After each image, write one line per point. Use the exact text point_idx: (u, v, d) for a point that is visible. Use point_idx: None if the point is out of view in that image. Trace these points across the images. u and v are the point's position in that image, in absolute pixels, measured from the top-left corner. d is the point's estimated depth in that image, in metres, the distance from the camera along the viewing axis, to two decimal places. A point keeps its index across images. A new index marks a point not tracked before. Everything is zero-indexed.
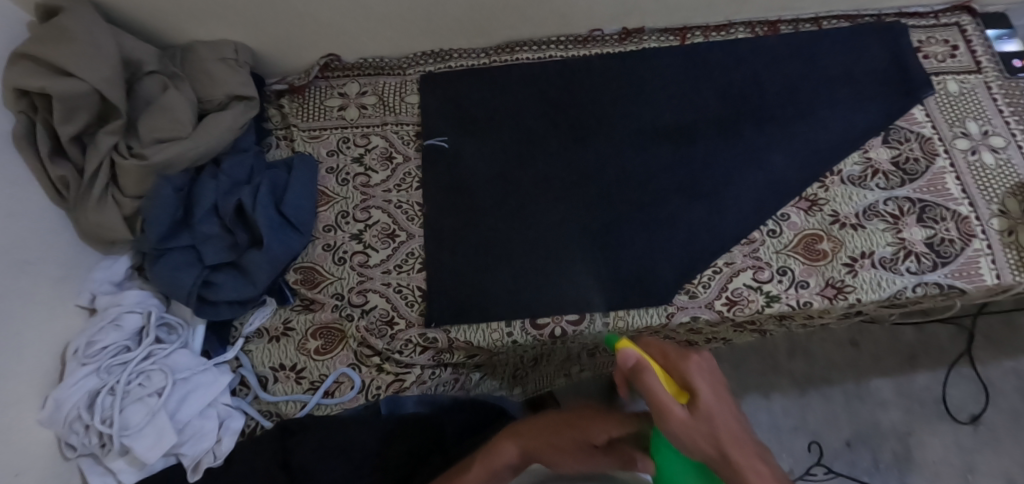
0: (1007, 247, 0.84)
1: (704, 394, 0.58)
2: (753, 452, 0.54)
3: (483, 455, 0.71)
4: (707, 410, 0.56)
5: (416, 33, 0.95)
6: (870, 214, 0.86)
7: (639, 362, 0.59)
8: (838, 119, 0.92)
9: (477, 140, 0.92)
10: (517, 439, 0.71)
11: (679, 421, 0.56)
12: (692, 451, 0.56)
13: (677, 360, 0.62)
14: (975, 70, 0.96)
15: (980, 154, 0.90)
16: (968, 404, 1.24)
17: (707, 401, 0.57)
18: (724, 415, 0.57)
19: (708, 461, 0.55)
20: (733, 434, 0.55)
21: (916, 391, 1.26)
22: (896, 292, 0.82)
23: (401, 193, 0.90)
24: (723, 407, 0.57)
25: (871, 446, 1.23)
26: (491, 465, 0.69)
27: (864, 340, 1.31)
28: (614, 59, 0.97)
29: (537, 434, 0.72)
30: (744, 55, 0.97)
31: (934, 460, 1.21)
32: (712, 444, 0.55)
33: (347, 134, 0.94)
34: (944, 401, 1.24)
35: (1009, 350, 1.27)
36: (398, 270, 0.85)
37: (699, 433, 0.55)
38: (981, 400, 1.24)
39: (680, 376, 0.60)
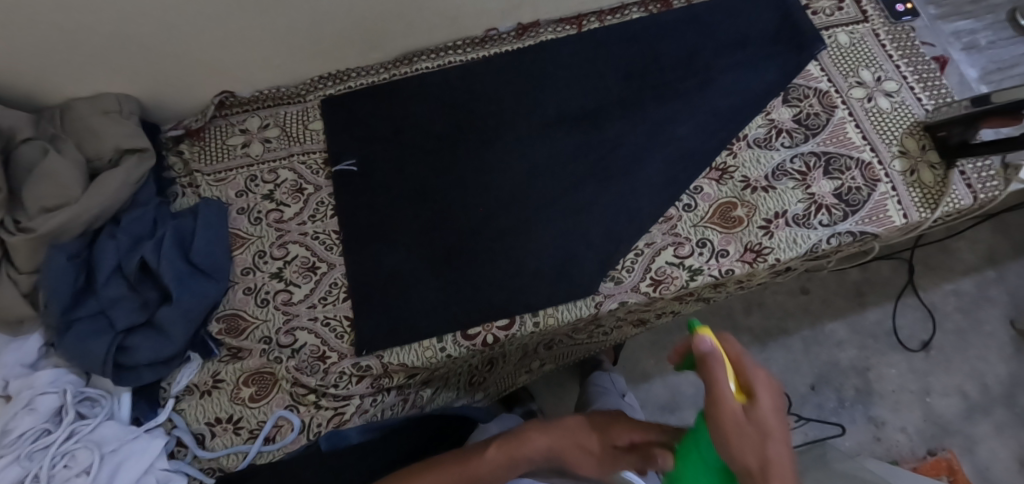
0: (911, 186, 0.88)
1: (767, 411, 0.45)
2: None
3: (510, 440, 0.67)
4: (765, 425, 0.44)
5: (309, 58, 0.93)
6: (778, 174, 0.88)
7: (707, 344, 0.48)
8: (740, 86, 0.93)
9: (387, 159, 0.91)
10: (546, 437, 0.67)
11: (728, 418, 0.45)
12: (729, 460, 0.45)
13: (747, 359, 0.49)
14: (863, 19, 0.98)
15: (876, 100, 0.93)
16: (917, 332, 1.29)
17: (769, 418, 0.45)
18: (782, 441, 0.44)
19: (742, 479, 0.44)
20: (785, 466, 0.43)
21: (869, 325, 1.31)
22: (813, 246, 0.84)
23: (316, 223, 0.88)
24: (784, 436, 0.45)
25: (835, 385, 1.27)
26: (512, 453, 0.66)
27: (814, 286, 1.34)
28: (512, 58, 0.96)
29: (570, 436, 0.68)
30: (640, 35, 0.97)
31: (894, 389, 1.26)
32: (756, 461, 0.43)
33: (254, 172, 0.92)
34: (896, 332, 1.30)
35: (945, 275, 1.34)
36: (324, 303, 0.84)
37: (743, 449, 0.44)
38: (929, 326, 1.30)
39: (748, 376, 0.48)
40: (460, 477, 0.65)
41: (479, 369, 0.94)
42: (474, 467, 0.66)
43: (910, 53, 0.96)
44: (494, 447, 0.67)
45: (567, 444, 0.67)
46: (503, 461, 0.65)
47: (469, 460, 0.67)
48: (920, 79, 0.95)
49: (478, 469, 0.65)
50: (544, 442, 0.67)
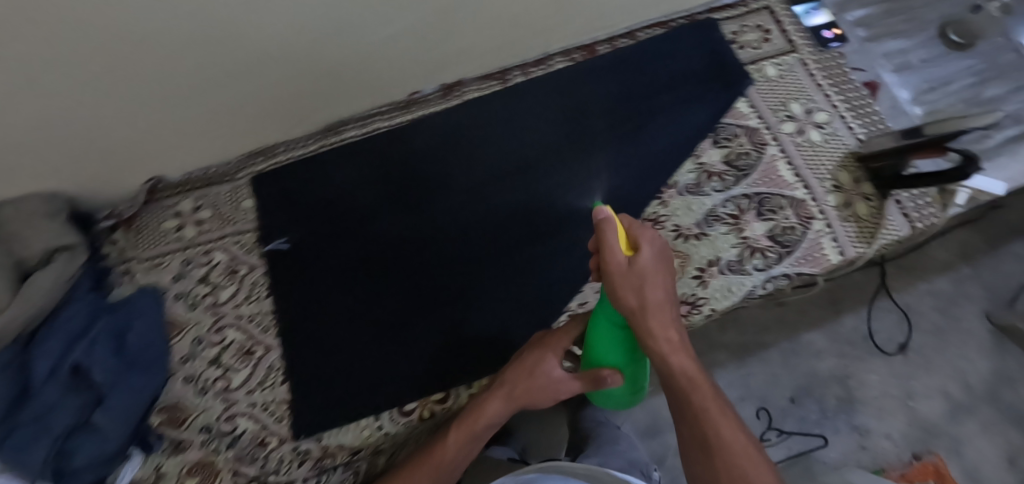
0: (847, 221, 0.87)
1: (645, 262, 0.61)
2: (671, 319, 0.62)
3: (467, 419, 0.73)
4: (643, 271, 0.61)
5: (236, 137, 0.92)
6: (710, 220, 0.87)
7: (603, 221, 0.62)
8: (669, 130, 0.93)
9: (317, 234, 0.90)
10: (498, 400, 0.73)
11: (616, 271, 0.61)
12: (617, 301, 0.62)
13: (634, 226, 0.63)
14: (791, 50, 0.98)
15: (807, 134, 0.92)
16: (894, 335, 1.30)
17: (649, 264, 0.61)
18: (656, 279, 0.61)
19: (629, 312, 0.62)
20: (659, 300, 0.61)
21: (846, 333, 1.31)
22: (748, 293, 0.83)
23: (251, 305, 0.88)
24: (660, 273, 0.62)
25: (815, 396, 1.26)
26: (472, 429, 0.73)
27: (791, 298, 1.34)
28: (439, 119, 0.95)
29: (513, 383, 0.74)
30: (567, 84, 0.96)
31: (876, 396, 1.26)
32: (636, 300, 0.61)
33: (189, 255, 0.92)
34: (873, 336, 1.30)
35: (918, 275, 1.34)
36: (262, 387, 0.84)
37: (631, 292, 0.61)
38: (904, 328, 1.30)
39: (634, 237, 0.63)
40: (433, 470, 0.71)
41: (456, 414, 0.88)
42: (441, 453, 0.72)
43: (840, 81, 0.96)
44: (453, 431, 0.73)
45: (518, 394, 0.73)
46: (466, 438, 0.72)
47: (435, 448, 0.72)
48: (851, 107, 0.94)
49: (443, 455, 0.72)
50: (501, 403, 0.73)
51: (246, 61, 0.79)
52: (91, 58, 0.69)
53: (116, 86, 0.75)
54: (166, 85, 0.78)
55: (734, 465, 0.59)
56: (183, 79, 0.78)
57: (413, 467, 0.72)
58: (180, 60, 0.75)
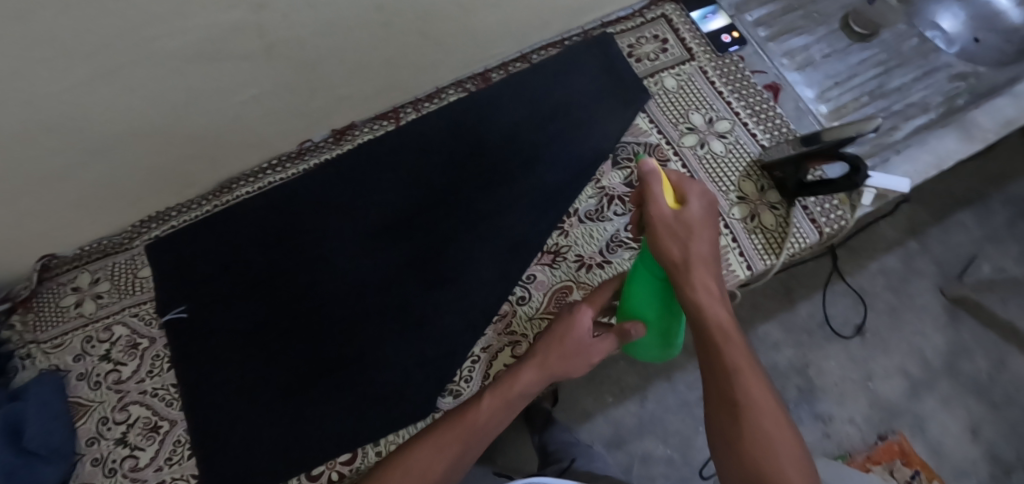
0: (753, 232, 0.85)
1: (693, 214, 0.62)
2: (712, 274, 0.62)
3: (500, 385, 0.73)
4: (690, 222, 0.62)
5: (125, 207, 0.90)
6: (613, 245, 0.85)
7: (650, 171, 0.63)
8: (567, 157, 0.91)
9: (219, 300, 0.89)
10: (532, 366, 0.73)
11: (662, 221, 0.62)
12: (658, 253, 0.63)
13: (686, 179, 0.65)
14: (689, 58, 0.95)
15: (709, 145, 0.90)
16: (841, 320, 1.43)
17: (696, 217, 0.62)
18: (702, 232, 0.62)
19: (671, 265, 0.63)
20: (705, 252, 0.62)
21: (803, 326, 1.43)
22: None
23: (155, 379, 0.86)
24: (705, 228, 0.63)
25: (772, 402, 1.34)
26: (506, 396, 0.72)
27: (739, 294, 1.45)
28: (334, 166, 0.92)
29: (547, 350, 0.73)
30: (463, 116, 0.94)
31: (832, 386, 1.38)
32: (680, 253, 0.61)
33: (89, 332, 0.89)
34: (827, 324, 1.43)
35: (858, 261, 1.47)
36: (170, 463, 0.82)
37: (674, 243, 0.62)
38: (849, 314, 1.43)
39: (683, 191, 0.65)
40: (462, 432, 0.71)
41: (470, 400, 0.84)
42: (473, 418, 0.72)
43: (740, 87, 0.93)
44: (486, 396, 0.73)
45: (551, 361, 0.72)
46: (499, 407, 0.72)
47: (465, 413, 0.72)
48: (753, 112, 0.92)
49: (475, 419, 0.72)
50: (537, 372, 0.72)
51: (110, 136, 0.76)
52: None
53: None
54: (28, 172, 0.75)
55: (755, 430, 0.57)
56: (47, 163, 0.75)
57: (441, 432, 0.72)
58: (36, 147, 0.72)
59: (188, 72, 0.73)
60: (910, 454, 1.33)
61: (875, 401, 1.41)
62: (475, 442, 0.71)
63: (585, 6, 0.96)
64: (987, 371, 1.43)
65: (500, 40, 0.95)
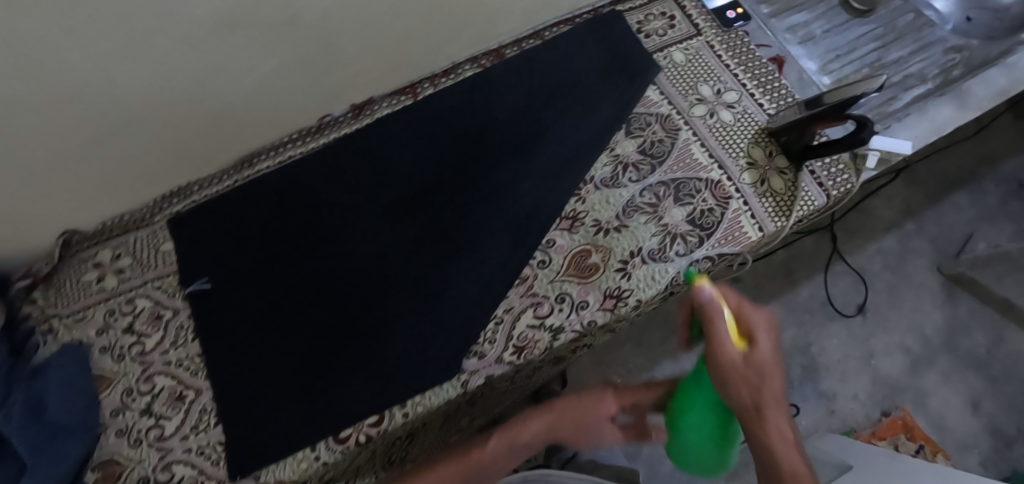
0: (763, 196, 0.88)
1: (763, 354, 0.59)
2: (787, 418, 0.57)
3: (508, 430, 0.78)
4: (761, 365, 0.58)
5: (146, 182, 0.91)
6: (629, 210, 0.87)
7: (710, 302, 0.61)
8: (582, 127, 0.93)
9: (241, 271, 0.90)
10: (544, 421, 0.78)
11: (731, 362, 0.59)
12: (729, 398, 0.59)
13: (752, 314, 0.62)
14: (696, 33, 0.98)
15: (718, 114, 0.93)
16: (847, 299, 1.50)
17: (767, 359, 0.58)
18: (774, 374, 0.58)
19: (742, 411, 0.58)
20: (779, 396, 0.57)
21: (801, 303, 1.50)
22: (673, 279, 0.83)
23: (179, 349, 0.86)
24: (777, 371, 0.59)
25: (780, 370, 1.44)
26: (511, 439, 0.77)
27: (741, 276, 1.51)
28: (353, 141, 0.94)
29: (565, 414, 0.78)
30: (479, 90, 0.96)
31: (837, 360, 1.46)
32: (752, 399, 0.57)
33: (112, 305, 0.89)
34: (829, 302, 1.49)
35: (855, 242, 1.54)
36: (196, 432, 0.82)
37: (742, 386, 0.58)
38: (848, 293, 1.50)
39: (747, 326, 0.61)
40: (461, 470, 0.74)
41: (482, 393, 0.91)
42: (478, 457, 0.75)
43: (746, 59, 0.97)
44: (494, 436, 0.77)
45: (562, 424, 0.77)
46: (502, 448, 0.77)
47: (471, 452, 0.75)
48: (759, 84, 0.95)
49: (480, 457, 0.75)
50: (546, 428, 0.78)
51: (136, 105, 0.77)
52: None
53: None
54: (53, 141, 0.76)
55: None
56: (72, 131, 0.76)
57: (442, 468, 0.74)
58: (63, 114, 0.73)
59: (214, 41, 0.75)
60: (914, 429, 1.37)
61: (877, 378, 1.44)
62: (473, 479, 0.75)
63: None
64: (985, 348, 1.46)
65: (512, 18, 0.98)
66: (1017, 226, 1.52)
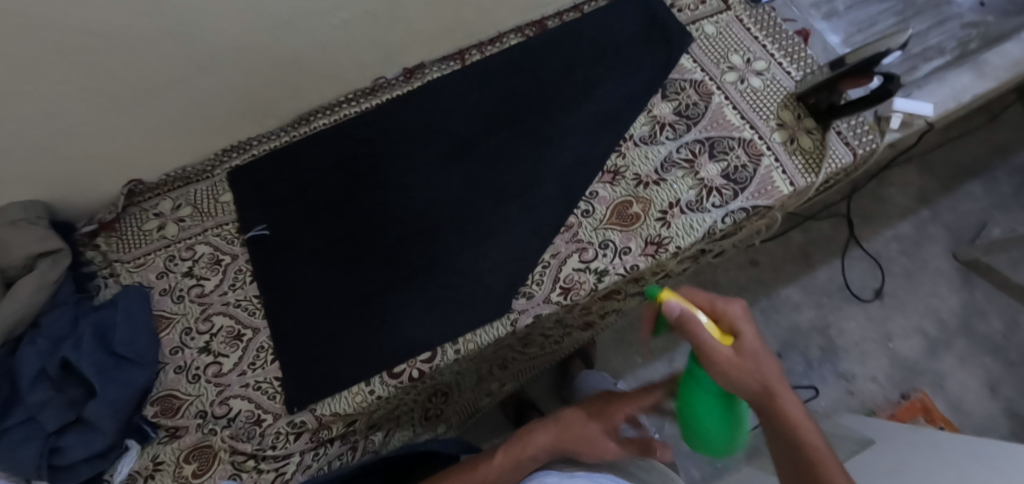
0: (793, 154, 0.93)
1: (750, 341, 0.57)
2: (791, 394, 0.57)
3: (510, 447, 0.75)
4: (755, 352, 0.56)
5: (209, 133, 0.96)
6: (667, 166, 0.92)
7: (686, 313, 0.57)
8: (621, 90, 0.98)
9: (296, 221, 0.94)
10: (547, 435, 0.75)
11: (728, 362, 0.56)
12: (736, 391, 0.57)
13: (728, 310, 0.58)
14: (725, 9, 1.05)
15: (748, 81, 0.99)
16: (868, 281, 1.54)
17: (755, 345, 0.57)
18: (767, 357, 0.57)
19: (755, 400, 0.57)
20: (775, 374, 0.57)
21: (821, 284, 1.54)
22: (710, 228, 0.88)
23: (237, 291, 0.91)
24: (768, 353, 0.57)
25: (799, 351, 1.49)
26: (517, 454, 0.73)
27: (761, 258, 1.55)
28: (404, 102, 1.00)
29: (572, 423, 0.76)
30: (523, 56, 1.03)
31: (856, 342, 1.50)
32: (758, 385, 0.56)
33: (172, 251, 0.93)
34: (848, 285, 1.54)
35: (871, 223, 1.59)
36: (253, 368, 0.86)
37: (745, 381, 0.56)
38: (872, 274, 1.54)
39: (723, 321, 0.58)
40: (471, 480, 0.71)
41: (510, 354, 0.99)
42: (485, 472, 0.72)
43: (774, 32, 1.03)
44: (500, 452, 0.74)
45: (567, 432, 0.74)
46: (510, 464, 0.72)
47: (478, 466, 0.73)
48: (786, 53, 1.01)
49: (487, 473, 0.72)
50: (550, 438, 0.75)
51: (213, 52, 0.83)
52: (61, 55, 0.73)
53: (87, 86, 0.78)
54: (136, 82, 0.82)
55: None
56: (155, 74, 0.82)
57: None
58: (149, 54, 0.79)
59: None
60: (932, 411, 1.37)
61: (895, 361, 1.48)
62: None
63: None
64: (1002, 332, 1.50)
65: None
66: None
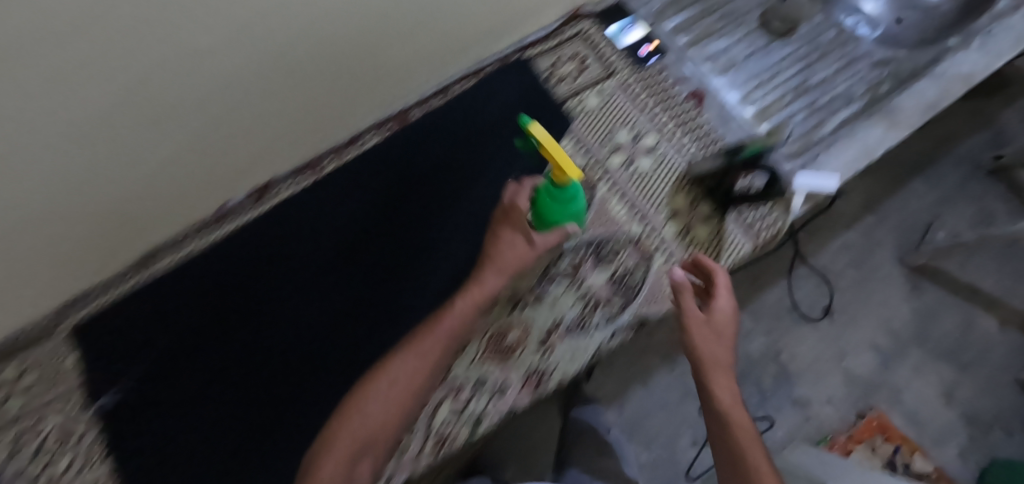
0: (689, 248, 0.83)
1: (718, 318, 0.73)
2: (726, 377, 0.70)
3: (467, 290, 0.72)
4: (717, 327, 0.73)
5: (34, 295, 0.82)
6: (548, 280, 0.83)
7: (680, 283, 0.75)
8: (495, 190, 0.91)
9: (148, 378, 0.85)
10: (497, 271, 0.72)
11: (694, 322, 0.73)
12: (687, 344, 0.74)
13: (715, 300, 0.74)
14: (609, 75, 0.94)
15: (637, 162, 0.88)
16: (817, 300, 1.32)
17: (719, 319, 0.73)
18: (723, 334, 0.72)
19: (694, 361, 0.72)
20: (717, 353, 0.71)
21: (770, 306, 1.31)
22: (595, 352, 0.80)
23: (92, 470, 0.79)
24: (728, 332, 0.73)
25: (753, 382, 1.25)
26: (472, 299, 0.71)
27: None
28: (258, 226, 0.90)
29: (502, 240, 0.73)
30: (388, 155, 0.92)
31: (809, 362, 1.28)
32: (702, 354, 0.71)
33: (19, 428, 0.80)
34: (796, 306, 1.31)
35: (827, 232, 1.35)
36: None
37: (700, 343, 0.72)
38: (825, 290, 1.32)
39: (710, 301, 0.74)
40: (440, 340, 0.68)
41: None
42: (447, 325, 0.69)
43: (663, 98, 0.92)
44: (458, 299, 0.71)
45: (502, 247, 0.73)
46: (467, 313, 0.70)
47: (435, 322, 0.70)
48: (679, 124, 0.91)
49: (451, 321, 0.70)
50: (500, 277, 0.72)
51: (21, 214, 0.69)
52: None
53: None
54: None
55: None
56: None
57: (421, 341, 0.68)
58: None
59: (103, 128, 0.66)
60: (890, 429, 1.21)
61: (851, 378, 1.26)
62: (445, 350, 0.69)
63: (517, 19, 0.93)
64: (957, 334, 1.28)
65: (427, 68, 0.91)
66: (979, 208, 1.36)
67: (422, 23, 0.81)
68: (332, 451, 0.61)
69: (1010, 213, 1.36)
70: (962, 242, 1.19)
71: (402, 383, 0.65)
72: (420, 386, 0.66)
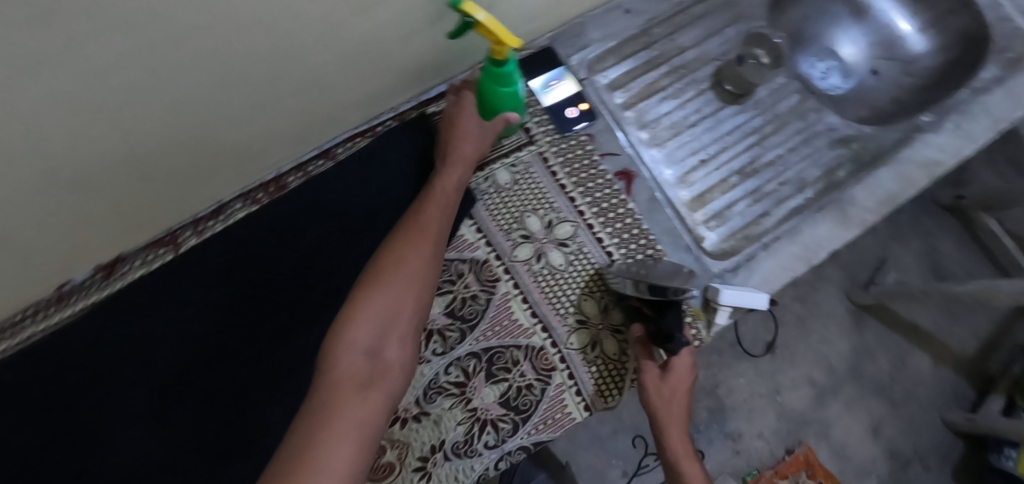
0: (593, 364, 0.75)
1: (675, 377, 0.71)
2: (680, 432, 0.71)
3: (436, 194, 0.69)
4: (674, 385, 0.71)
5: None
6: (432, 392, 0.74)
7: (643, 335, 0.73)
8: None
9: None
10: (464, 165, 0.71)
11: (650, 378, 0.71)
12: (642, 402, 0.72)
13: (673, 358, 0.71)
14: (527, 141, 0.79)
15: (546, 257, 0.77)
16: (760, 334, 1.13)
17: (677, 379, 0.71)
18: (680, 389, 0.71)
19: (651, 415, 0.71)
20: (676, 410, 0.71)
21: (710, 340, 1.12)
22: (479, 476, 0.73)
23: None
24: (685, 388, 0.71)
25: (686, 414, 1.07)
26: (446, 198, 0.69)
27: None
28: (103, 312, 0.72)
29: (466, 133, 0.72)
30: (249, 236, 0.76)
31: (745, 397, 1.10)
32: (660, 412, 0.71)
33: None
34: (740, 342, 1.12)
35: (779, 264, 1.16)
36: None
37: (657, 403, 0.71)
38: (771, 326, 1.13)
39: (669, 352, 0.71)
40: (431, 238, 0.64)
41: None
42: (425, 224, 0.65)
43: (587, 178, 0.79)
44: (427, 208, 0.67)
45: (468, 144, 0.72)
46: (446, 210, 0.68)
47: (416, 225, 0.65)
48: (600, 211, 0.78)
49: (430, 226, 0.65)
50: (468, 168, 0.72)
51: None
52: None
53: None
54: None
55: None
56: None
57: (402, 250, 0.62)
58: None
59: None
60: (815, 467, 1.07)
61: (783, 413, 1.10)
62: (439, 241, 0.65)
63: (430, 65, 0.73)
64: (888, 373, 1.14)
65: (316, 127, 0.72)
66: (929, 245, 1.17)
67: (306, 86, 0.61)
68: (350, 336, 0.56)
69: (957, 250, 1.18)
70: (912, 291, 0.99)
71: (412, 265, 0.61)
72: (432, 269, 0.63)
